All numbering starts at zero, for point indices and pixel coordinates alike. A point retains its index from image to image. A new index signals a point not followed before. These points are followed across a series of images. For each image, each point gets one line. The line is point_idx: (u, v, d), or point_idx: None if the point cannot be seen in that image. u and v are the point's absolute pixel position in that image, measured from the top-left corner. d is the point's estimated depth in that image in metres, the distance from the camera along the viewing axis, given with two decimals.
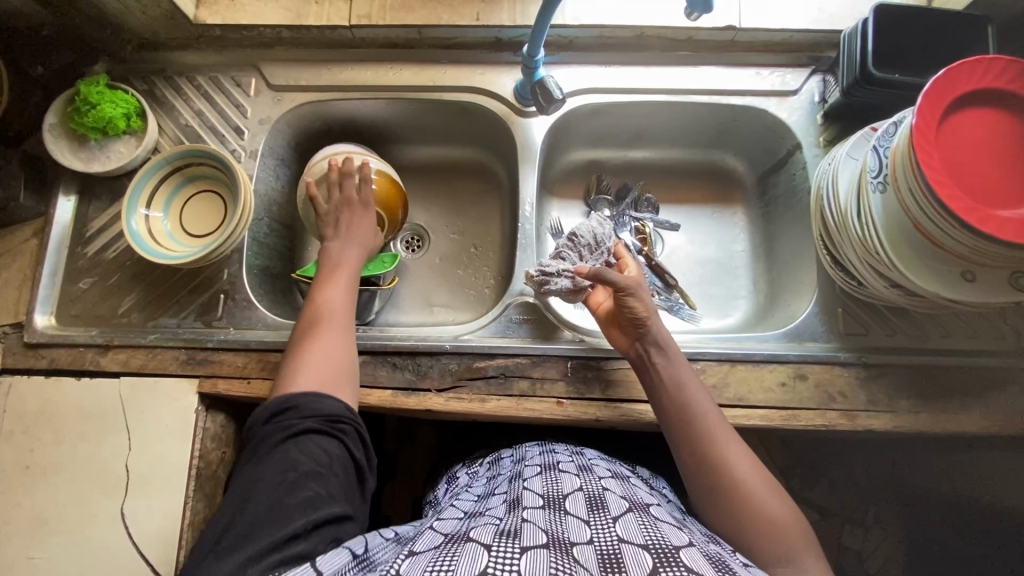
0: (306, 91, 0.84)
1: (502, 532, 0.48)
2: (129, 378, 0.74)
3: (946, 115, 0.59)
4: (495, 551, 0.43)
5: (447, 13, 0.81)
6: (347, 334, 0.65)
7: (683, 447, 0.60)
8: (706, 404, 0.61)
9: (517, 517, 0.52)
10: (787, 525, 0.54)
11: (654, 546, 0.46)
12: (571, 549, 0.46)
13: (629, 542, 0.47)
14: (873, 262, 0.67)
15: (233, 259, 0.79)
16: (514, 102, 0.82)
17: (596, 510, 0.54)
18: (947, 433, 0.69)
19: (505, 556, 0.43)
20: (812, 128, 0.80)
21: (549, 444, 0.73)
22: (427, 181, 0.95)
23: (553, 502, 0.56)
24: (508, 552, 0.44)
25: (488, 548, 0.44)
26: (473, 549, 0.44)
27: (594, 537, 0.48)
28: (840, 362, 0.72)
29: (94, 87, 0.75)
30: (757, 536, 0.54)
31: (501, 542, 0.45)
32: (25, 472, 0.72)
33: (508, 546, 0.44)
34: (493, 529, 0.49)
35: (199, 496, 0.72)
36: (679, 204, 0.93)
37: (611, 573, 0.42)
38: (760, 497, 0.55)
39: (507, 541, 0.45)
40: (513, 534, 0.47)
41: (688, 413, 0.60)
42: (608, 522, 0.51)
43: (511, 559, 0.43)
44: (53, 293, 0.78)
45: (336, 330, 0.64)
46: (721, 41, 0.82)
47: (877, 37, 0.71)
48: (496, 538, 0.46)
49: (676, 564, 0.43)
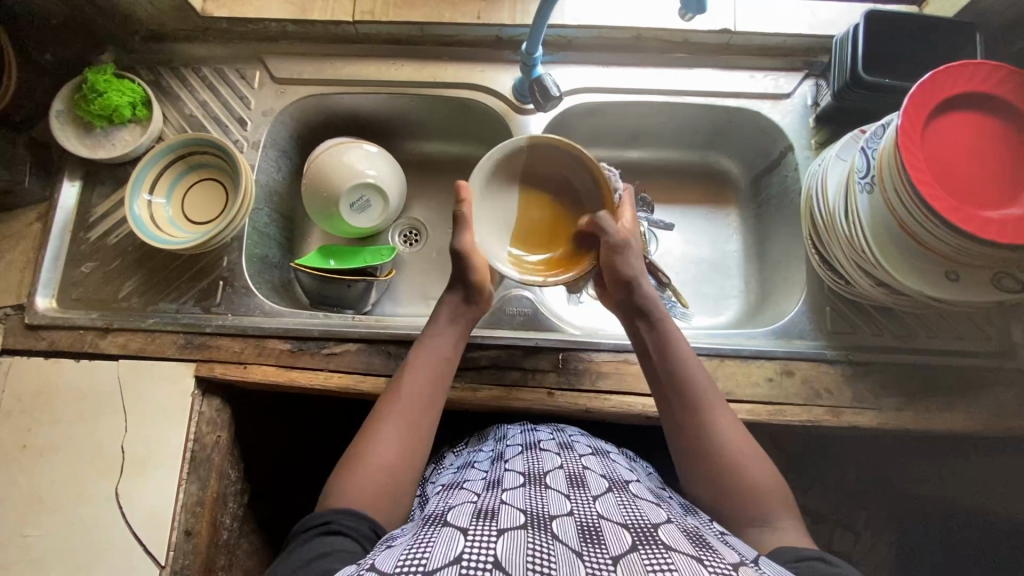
0: (309, 84, 0.86)
1: (479, 514, 0.48)
2: (128, 361, 0.75)
3: (931, 117, 0.61)
4: (471, 538, 0.43)
5: (449, 11, 0.83)
6: (413, 448, 0.59)
7: (673, 410, 0.60)
8: (695, 368, 0.62)
9: (496, 497, 0.53)
10: (765, 491, 0.54)
11: (633, 524, 0.47)
12: (550, 525, 0.47)
13: (608, 519, 0.48)
14: (860, 260, 0.68)
15: (233, 247, 0.80)
16: (512, 99, 0.84)
17: (576, 487, 0.55)
18: (931, 432, 0.70)
19: (480, 540, 0.42)
20: (804, 131, 0.82)
21: (530, 424, 0.75)
22: (426, 176, 0.97)
23: (534, 477, 0.58)
24: (484, 535, 0.43)
25: (463, 534, 0.44)
26: (449, 535, 0.44)
27: (575, 510, 0.50)
28: (827, 360, 0.73)
29: (102, 76, 0.78)
30: (739, 499, 0.54)
31: (478, 525, 0.45)
32: (22, 451, 0.73)
33: (484, 529, 0.44)
34: (470, 511, 0.50)
35: (194, 479, 0.73)
36: (673, 204, 0.95)
37: (590, 545, 0.44)
38: (744, 459, 0.56)
39: (484, 523, 0.45)
40: (491, 516, 0.47)
41: (679, 376, 0.61)
42: (589, 500, 0.52)
43: (486, 543, 0.42)
44: (55, 276, 0.79)
45: (406, 435, 0.59)
46: (717, 44, 0.84)
47: (868, 43, 0.72)
48: (472, 522, 0.46)
49: (654, 540, 0.44)
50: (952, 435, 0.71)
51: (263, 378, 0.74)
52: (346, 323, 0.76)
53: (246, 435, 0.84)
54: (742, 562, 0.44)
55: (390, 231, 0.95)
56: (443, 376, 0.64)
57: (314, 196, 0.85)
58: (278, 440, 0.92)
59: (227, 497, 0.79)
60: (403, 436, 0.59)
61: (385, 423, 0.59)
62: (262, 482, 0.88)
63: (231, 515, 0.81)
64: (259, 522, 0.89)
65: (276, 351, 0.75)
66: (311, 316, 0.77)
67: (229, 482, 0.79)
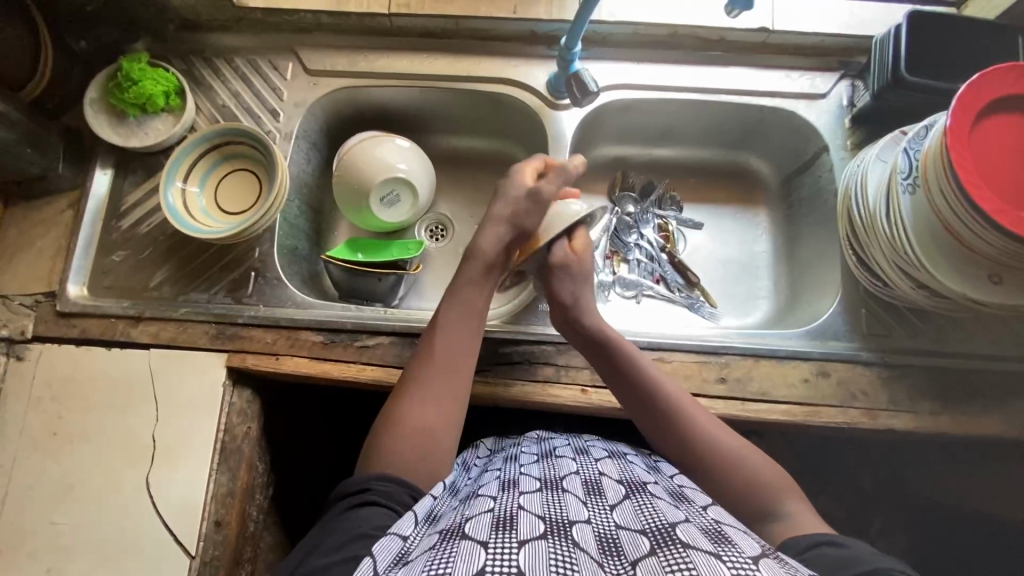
0: (342, 77, 0.85)
1: (498, 523, 0.47)
2: (159, 350, 0.75)
3: (979, 118, 0.60)
4: (492, 549, 0.42)
5: (485, 5, 0.83)
6: (453, 415, 0.60)
7: (654, 416, 0.64)
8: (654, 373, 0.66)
9: (514, 501, 0.52)
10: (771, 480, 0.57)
11: (651, 528, 0.47)
12: (569, 531, 0.46)
13: (626, 528, 0.48)
14: (900, 261, 0.67)
15: (265, 238, 0.80)
16: (547, 95, 0.84)
17: (593, 495, 0.55)
18: (968, 436, 0.70)
19: (502, 551, 0.42)
20: (839, 131, 0.81)
21: (545, 434, 0.75)
22: (454, 172, 0.97)
23: (550, 483, 0.58)
24: (505, 547, 0.43)
25: (484, 545, 0.43)
26: (468, 546, 0.43)
27: (593, 518, 0.50)
28: (862, 361, 0.72)
29: (136, 64, 0.78)
30: (723, 478, 0.59)
31: (497, 537, 0.44)
32: (53, 438, 0.73)
33: (505, 540, 0.44)
34: (488, 519, 0.48)
35: (224, 470, 0.72)
36: (702, 203, 0.94)
37: (610, 556, 0.44)
38: (729, 450, 0.60)
39: (503, 535, 0.45)
40: (509, 524, 0.47)
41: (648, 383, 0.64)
42: (606, 509, 0.52)
43: (508, 555, 0.42)
44: (86, 264, 0.79)
45: (436, 403, 0.60)
46: (754, 42, 0.83)
47: (909, 43, 0.72)
48: (491, 534, 0.45)
49: (672, 541, 0.44)
50: (988, 441, 0.70)
51: (296, 370, 0.74)
52: (379, 316, 0.76)
53: (274, 428, 0.83)
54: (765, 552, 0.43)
55: (417, 226, 0.95)
56: (472, 336, 0.65)
57: (344, 187, 0.85)
58: (303, 433, 0.92)
59: (255, 488, 0.78)
60: (437, 402, 0.60)
61: (418, 388, 0.61)
62: (287, 474, 0.88)
63: (257, 507, 0.80)
64: (284, 515, 0.88)
65: (308, 343, 0.75)
66: (343, 308, 0.77)
67: (258, 474, 0.79)
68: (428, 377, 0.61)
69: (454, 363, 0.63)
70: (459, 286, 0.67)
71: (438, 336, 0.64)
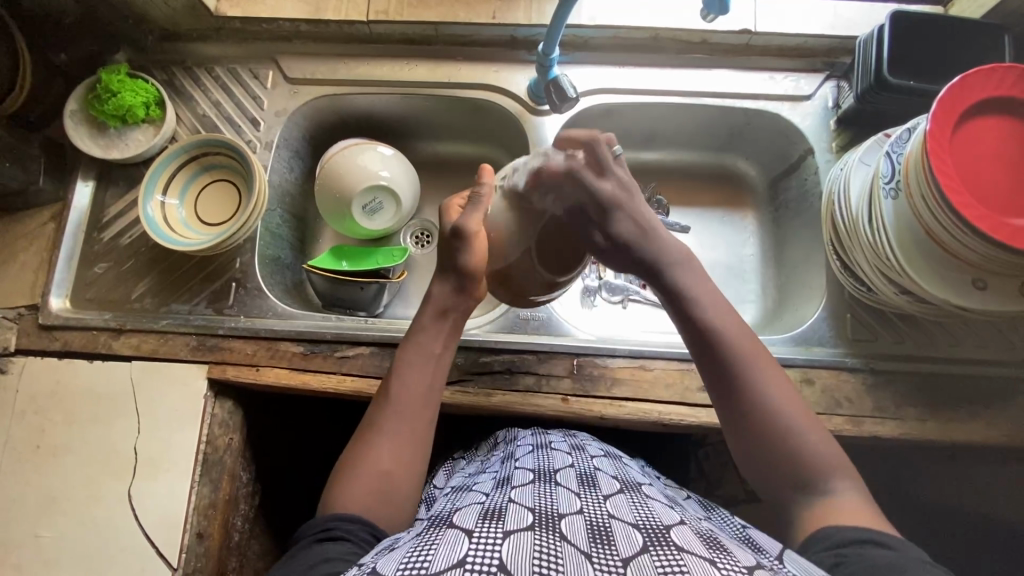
0: (322, 84, 0.85)
1: (485, 515, 0.46)
2: (140, 362, 0.75)
3: (958, 123, 0.59)
4: (475, 540, 0.41)
5: (464, 11, 0.82)
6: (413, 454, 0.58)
7: (732, 399, 0.55)
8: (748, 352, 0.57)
9: (505, 496, 0.51)
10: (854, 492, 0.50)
11: (644, 525, 0.46)
12: (557, 525, 0.45)
13: (619, 519, 0.47)
14: (883, 268, 0.66)
15: (246, 248, 0.80)
16: (528, 100, 0.83)
17: (587, 487, 0.54)
18: (954, 442, 0.69)
19: (485, 543, 0.41)
20: (824, 133, 0.81)
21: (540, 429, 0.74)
22: (438, 178, 0.96)
23: (543, 476, 0.57)
24: (489, 537, 0.42)
25: (467, 535, 0.42)
26: (453, 536, 0.42)
27: (584, 509, 0.49)
28: (848, 368, 0.71)
29: (115, 76, 0.77)
30: (793, 471, 0.51)
31: (483, 527, 0.43)
32: (37, 451, 0.73)
33: (490, 531, 0.42)
34: (476, 511, 0.47)
35: (206, 481, 0.72)
36: (689, 206, 0.93)
37: (600, 546, 0.42)
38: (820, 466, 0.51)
39: (489, 525, 0.44)
40: (497, 516, 0.46)
41: (726, 343, 0.57)
42: (599, 499, 0.51)
43: (491, 546, 0.40)
44: (68, 276, 0.79)
45: (396, 442, 0.58)
46: (737, 44, 0.82)
47: (894, 44, 0.71)
48: (477, 523, 0.44)
49: (665, 542, 0.43)
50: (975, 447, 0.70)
51: (276, 381, 0.74)
52: (359, 326, 0.76)
53: (257, 439, 0.83)
54: (759, 565, 0.41)
55: (402, 232, 0.95)
56: (436, 369, 0.63)
57: (327, 194, 0.84)
58: (289, 442, 0.92)
59: (238, 499, 0.79)
60: (399, 445, 0.58)
61: (381, 433, 0.58)
62: (273, 483, 0.88)
63: (242, 516, 0.81)
64: (271, 523, 0.88)
65: (288, 354, 0.75)
66: (324, 318, 0.77)
67: (241, 485, 0.79)
68: (395, 410, 0.59)
69: (418, 409, 0.60)
70: (413, 333, 0.64)
71: (405, 371, 0.61)
